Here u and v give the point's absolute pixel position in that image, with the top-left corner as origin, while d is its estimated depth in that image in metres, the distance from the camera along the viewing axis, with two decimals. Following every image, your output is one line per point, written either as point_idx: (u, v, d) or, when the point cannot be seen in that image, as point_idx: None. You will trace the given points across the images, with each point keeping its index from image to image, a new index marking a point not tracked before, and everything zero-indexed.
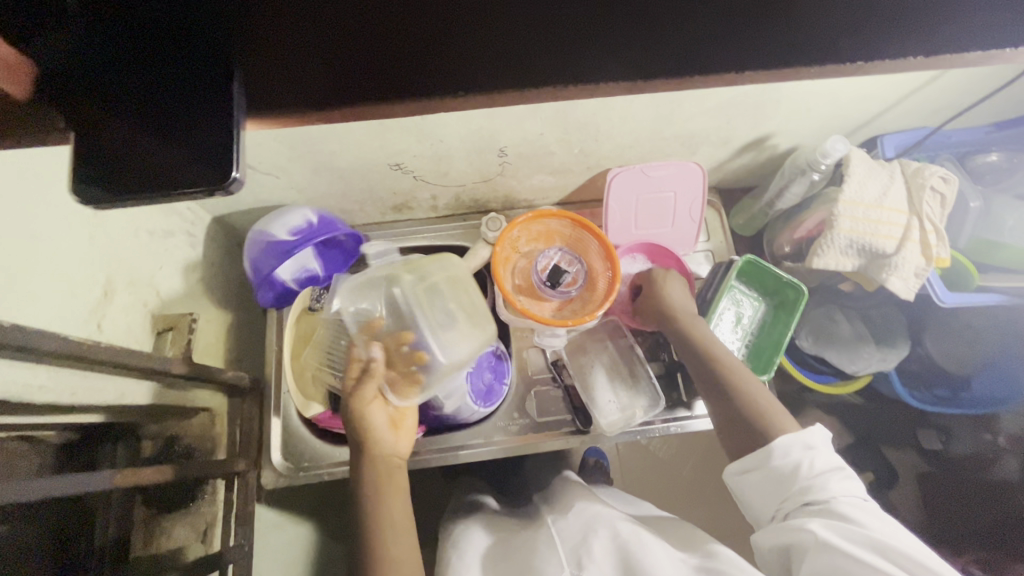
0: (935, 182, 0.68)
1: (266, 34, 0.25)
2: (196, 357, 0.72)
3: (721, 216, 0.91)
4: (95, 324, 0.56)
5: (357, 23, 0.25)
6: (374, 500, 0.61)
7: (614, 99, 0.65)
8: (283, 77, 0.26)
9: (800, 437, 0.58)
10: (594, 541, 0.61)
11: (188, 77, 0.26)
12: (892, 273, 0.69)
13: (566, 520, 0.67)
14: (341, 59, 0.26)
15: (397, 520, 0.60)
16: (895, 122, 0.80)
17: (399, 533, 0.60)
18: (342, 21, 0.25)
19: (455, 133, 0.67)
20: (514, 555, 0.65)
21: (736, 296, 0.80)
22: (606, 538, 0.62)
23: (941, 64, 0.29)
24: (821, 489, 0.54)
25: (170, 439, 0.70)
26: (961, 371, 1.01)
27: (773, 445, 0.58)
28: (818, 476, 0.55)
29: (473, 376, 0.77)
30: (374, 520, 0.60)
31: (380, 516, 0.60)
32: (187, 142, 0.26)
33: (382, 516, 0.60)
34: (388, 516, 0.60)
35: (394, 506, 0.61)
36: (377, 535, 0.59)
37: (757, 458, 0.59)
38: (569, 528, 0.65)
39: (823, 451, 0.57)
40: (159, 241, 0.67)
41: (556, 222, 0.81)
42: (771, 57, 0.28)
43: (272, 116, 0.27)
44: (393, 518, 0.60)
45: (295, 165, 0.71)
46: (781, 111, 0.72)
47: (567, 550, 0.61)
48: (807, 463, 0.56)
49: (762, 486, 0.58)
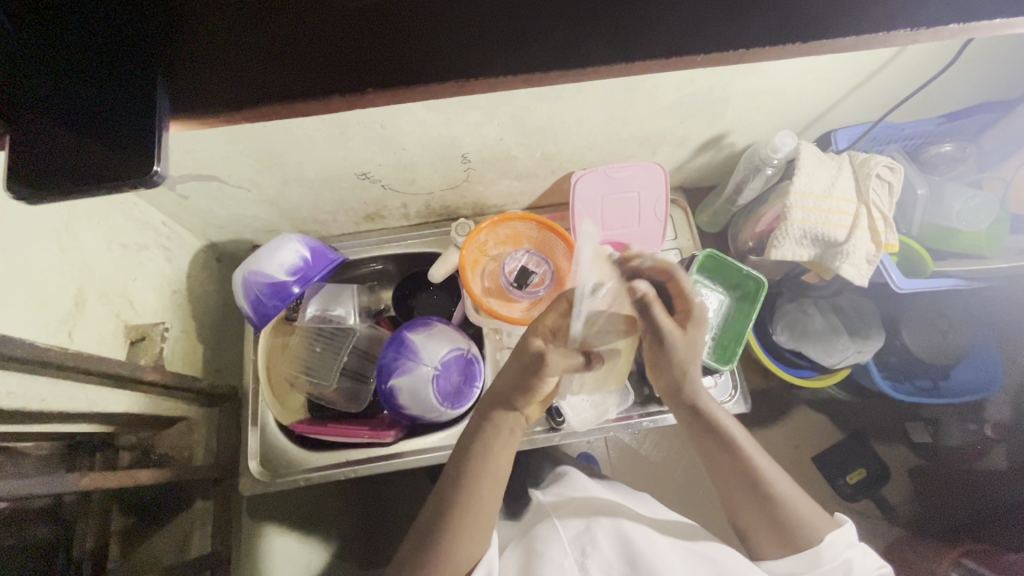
0: (880, 171, 0.71)
1: (188, 49, 0.28)
2: (168, 366, 0.73)
3: (686, 215, 0.93)
4: (66, 334, 0.58)
5: (267, 34, 0.28)
6: (487, 445, 0.60)
7: (566, 103, 0.68)
8: (203, 80, 0.28)
9: (843, 535, 0.60)
10: (597, 533, 0.66)
11: (117, 81, 0.28)
12: (845, 261, 0.71)
13: (568, 513, 0.71)
14: (255, 64, 0.28)
15: (497, 475, 0.60)
16: (845, 117, 0.83)
17: (492, 488, 0.60)
18: (248, 28, 0.28)
19: (417, 140, 0.70)
20: (520, 545, 0.69)
21: (698, 289, 0.82)
22: (609, 529, 0.67)
23: (818, 49, 0.31)
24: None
25: (146, 448, 0.72)
26: (939, 362, 1.00)
27: (820, 547, 0.58)
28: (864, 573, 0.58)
29: (439, 377, 0.78)
30: (479, 467, 0.59)
31: (485, 461, 0.60)
32: (112, 137, 0.28)
33: (485, 465, 0.60)
34: (494, 470, 0.60)
35: (500, 464, 0.60)
36: (472, 482, 0.59)
37: (804, 563, 0.59)
38: (572, 519, 0.69)
39: (863, 554, 0.59)
40: (132, 254, 0.69)
41: (522, 225, 0.83)
42: (655, 44, 0.30)
43: (194, 115, 0.29)
44: (496, 470, 0.60)
45: (264, 178, 0.73)
46: (731, 110, 0.75)
47: (571, 538, 0.66)
48: (856, 560, 0.58)
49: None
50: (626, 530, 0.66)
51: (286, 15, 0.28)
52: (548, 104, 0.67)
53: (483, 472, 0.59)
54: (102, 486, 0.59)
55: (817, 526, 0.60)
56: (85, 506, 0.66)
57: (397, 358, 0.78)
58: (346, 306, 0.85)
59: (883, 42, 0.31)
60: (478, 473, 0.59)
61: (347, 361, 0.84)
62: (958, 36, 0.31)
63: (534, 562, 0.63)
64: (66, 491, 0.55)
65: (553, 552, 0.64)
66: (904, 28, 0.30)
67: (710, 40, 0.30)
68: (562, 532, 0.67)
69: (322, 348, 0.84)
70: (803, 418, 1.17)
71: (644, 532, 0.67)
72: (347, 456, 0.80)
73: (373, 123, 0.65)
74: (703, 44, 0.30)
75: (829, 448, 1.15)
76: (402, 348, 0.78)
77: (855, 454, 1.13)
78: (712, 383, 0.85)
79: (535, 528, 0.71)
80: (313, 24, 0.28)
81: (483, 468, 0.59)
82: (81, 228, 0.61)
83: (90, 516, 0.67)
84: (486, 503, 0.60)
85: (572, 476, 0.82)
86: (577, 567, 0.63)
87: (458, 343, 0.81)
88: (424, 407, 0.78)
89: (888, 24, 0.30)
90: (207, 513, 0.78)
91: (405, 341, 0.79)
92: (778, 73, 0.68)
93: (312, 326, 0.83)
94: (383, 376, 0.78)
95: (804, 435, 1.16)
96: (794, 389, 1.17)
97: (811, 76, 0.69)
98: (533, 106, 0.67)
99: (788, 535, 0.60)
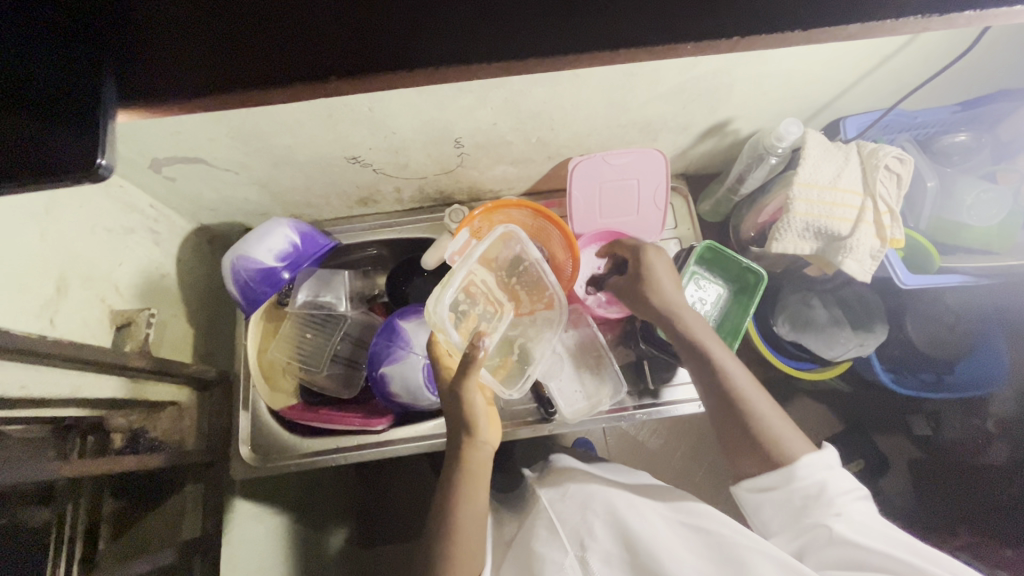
0: (889, 162, 0.68)
1: (141, 44, 0.27)
2: (155, 352, 0.73)
3: (687, 203, 0.91)
4: (48, 320, 0.57)
5: (244, 33, 0.27)
6: (462, 495, 0.59)
7: (561, 87, 0.65)
8: (155, 66, 0.27)
9: (820, 457, 0.57)
10: (593, 523, 0.64)
11: (61, 64, 0.26)
12: (847, 256, 0.69)
13: (562, 502, 0.69)
14: (214, 56, 0.27)
15: (474, 520, 0.59)
16: (856, 104, 0.79)
17: (473, 522, 0.59)
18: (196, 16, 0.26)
19: (408, 124, 0.68)
20: (517, 551, 0.67)
21: (697, 281, 0.80)
22: (605, 517, 0.64)
23: (817, 36, 0.29)
24: (847, 505, 0.54)
25: (136, 432, 0.70)
26: (944, 356, 0.98)
27: (796, 468, 0.56)
28: (842, 496, 0.55)
29: (429, 366, 0.78)
30: (450, 517, 0.58)
31: (461, 504, 0.59)
32: (56, 126, 0.26)
33: (464, 516, 0.58)
34: (465, 511, 0.58)
35: (474, 505, 0.59)
36: (461, 526, 0.58)
37: (780, 479, 0.57)
38: (568, 508, 0.68)
39: (841, 473, 0.57)
40: (117, 238, 0.68)
41: (517, 212, 0.81)
42: (634, 32, 0.28)
43: (144, 107, 0.28)
44: (476, 516, 0.59)
45: (252, 161, 0.72)
46: (736, 95, 0.71)
47: (570, 531, 0.64)
48: (831, 482, 0.55)
49: (780, 502, 0.57)
50: (621, 512, 0.64)
51: (253, 11, 0.27)
52: (542, 87, 0.64)
53: (458, 529, 0.58)
54: (86, 473, 0.58)
55: (792, 444, 0.58)
56: (76, 491, 0.64)
57: (388, 346, 0.78)
58: (336, 292, 0.85)
59: (891, 30, 0.29)
60: (455, 526, 0.58)
61: (340, 347, 0.85)
62: (974, 24, 0.29)
63: (536, 564, 0.61)
64: (48, 478, 0.54)
65: (553, 551, 0.62)
66: (890, 16, 0.28)
67: (697, 24, 0.28)
68: (561, 526, 0.65)
69: (313, 335, 0.85)
70: (805, 409, 1.15)
71: (639, 511, 0.65)
72: (338, 442, 0.80)
73: (361, 106, 0.62)
74: (689, 29, 0.28)
75: (830, 439, 1.13)
76: (393, 336, 0.78)
77: (856, 445, 1.12)
78: None
79: (533, 521, 0.69)
80: (282, 18, 0.27)
81: (456, 528, 0.58)
82: (63, 213, 0.60)
83: (81, 500, 0.65)
84: (471, 534, 0.58)
85: (565, 462, 0.81)
86: (578, 562, 0.61)
87: None
88: (414, 395, 0.78)
89: (876, 10, 0.28)
90: (197, 498, 0.77)
91: (396, 329, 0.79)
92: (786, 60, 0.64)
93: (303, 313, 0.84)
94: (374, 363, 0.78)
95: (805, 427, 1.15)
96: (795, 381, 1.16)
97: (821, 61, 0.66)
98: (527, 90, 0.64)
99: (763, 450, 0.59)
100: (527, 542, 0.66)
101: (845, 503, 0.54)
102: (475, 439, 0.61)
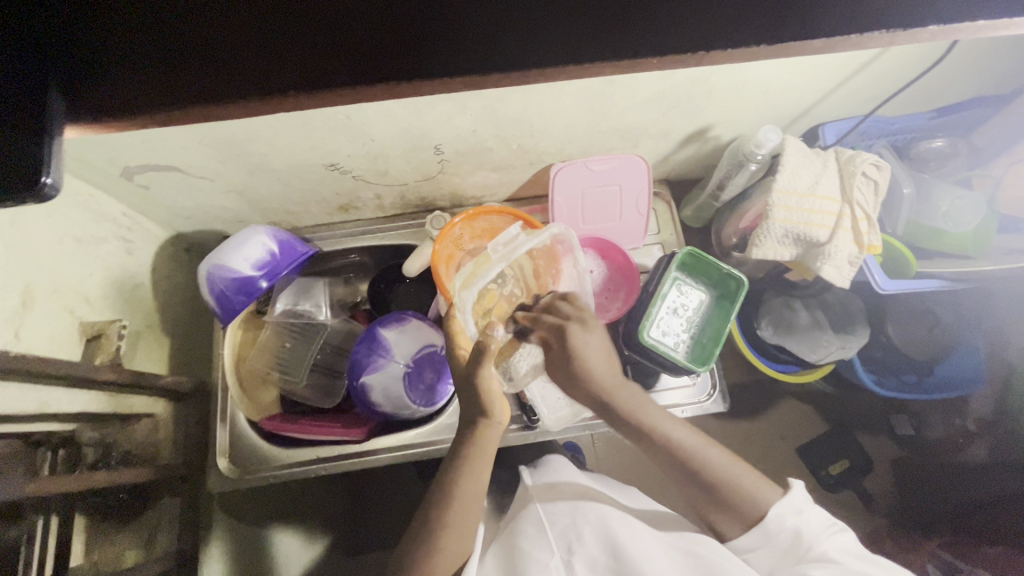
0: (867, 169, 0.68)
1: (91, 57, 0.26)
2: (128, 364, 0.71)
3: (669, 209, 0.91)
4: (13, 333, 0.55)
5: (203, 51, 0.26)
6: (465, 477, 0.57)
7: (540, 94, 0.64)
8: (106, 81, 0.26)
9: (791, 502, 0.59)
10: (583, 528, 0.64)
11: (6, 79, 0.25)
12: (825, 262, 0.69)
13: (554, 504, 0.69)
14: (168, 70, 0.26)
15: (463, 525, 0.58)
16: (835, 110, 0.80)
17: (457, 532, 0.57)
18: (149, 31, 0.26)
19: (386, 131, 0.67)
20: (504, 542, 0.67)
21: (679, 287, 0.79)
22: (595, 524, 0.64)
23: (783, 50, 0.29)
24: (823, 543, 0.57)
25: (108, 445, 0.68)
26: (924, 359, 0.99)
27: (767, 521, 0.58)
28: (814, 538, 0.57)
29: (410, 374, 0.77)
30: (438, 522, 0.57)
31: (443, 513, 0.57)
32: (0, 143, 0.25)
33: (449, 525, 0.57)
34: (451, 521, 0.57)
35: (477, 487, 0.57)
36: (438, 536, 0.57)
37: (757, 538, 0.59)
38: (558, 512, 0.68)
39: (813, 511, 0.59)
40: (88, 248, 0.66)
41: (499, 219, 0.80)
42: (600, 46, 0.28)
43: (96, 123, 0.27)
44: (466, 525, 0.58)
45: (227, 169, 0.71)
46: (715, 102, 0.71)
47: (558, 533, 0.64)
48: (804, 527, 0.58)
49: (766, 558, 0.59)
50: (611, 522, 0.64)
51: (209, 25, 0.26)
52: (521, 95, 0.64)
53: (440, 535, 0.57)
54: (54, 491, 0.56)
55: (761, 496, 0.59)
56: (47, 506, 0.62)
57: (368, 355, 0.77)
58: (316, 300, 0.85)
59: (856, 44, 0.29)
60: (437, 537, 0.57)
61: (320, 356, 0.84)
62: (937, 38, 0.29)
63: (519, 561, 0.61)
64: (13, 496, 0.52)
65: (537, 550, 0.62)
66: (852, 30, 0.28)
67: (663, 39, 0.28)
68: (550, 527, 0.65)
69: (293, 343, 0.83)
70: (788, 411, 1.16)
71: (630, 526, 0.64)
72: (317, 454, 0.79)
73: (337, 114, 0.62)
74: (655, 44, 0.28)
75: (813, 440, 1.14)
76: (374, 345, 0.77)
77: (839, 446, 1.13)
78: (692, 381, 0.84)
79: (521, 520, 0.69)
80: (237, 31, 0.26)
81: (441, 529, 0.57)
82: (30, 223, 0.58)
83: (52, 515, 0.62)
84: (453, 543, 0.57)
85: (556, 462, 0.80)
86: (562, 564, 0.61)
87: (432, 340, 0.79)
88: (395, 404, 0.77)
89: (837, 26, 0.28)
90: (173, 511, 0.76)
91: (378, 337, 0.78)
92: (763, 68, 0.64)
93: (282, 321, 0.83)
94: (355, 372, 0.77)
95: (788, 428, 1.15)
96: (778, 384, 1.17)
97: (798, 68, 0.66)
98: (506, 97, 0.64)
99: (737, 509, 0.59)
100: (511, 538, 0.66)
101: (823, 544, 0.57)
102: (492, 422, 0.57)
